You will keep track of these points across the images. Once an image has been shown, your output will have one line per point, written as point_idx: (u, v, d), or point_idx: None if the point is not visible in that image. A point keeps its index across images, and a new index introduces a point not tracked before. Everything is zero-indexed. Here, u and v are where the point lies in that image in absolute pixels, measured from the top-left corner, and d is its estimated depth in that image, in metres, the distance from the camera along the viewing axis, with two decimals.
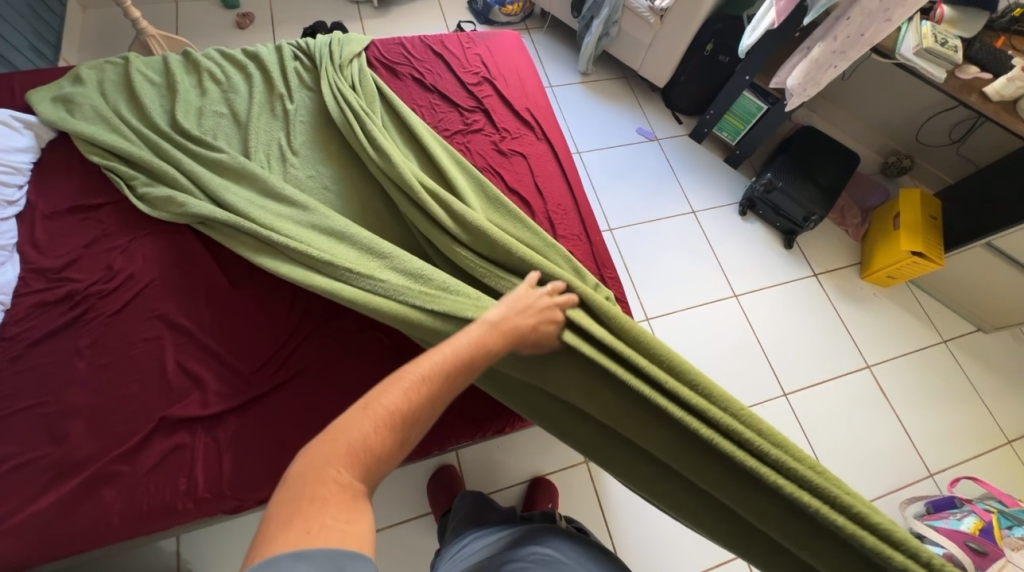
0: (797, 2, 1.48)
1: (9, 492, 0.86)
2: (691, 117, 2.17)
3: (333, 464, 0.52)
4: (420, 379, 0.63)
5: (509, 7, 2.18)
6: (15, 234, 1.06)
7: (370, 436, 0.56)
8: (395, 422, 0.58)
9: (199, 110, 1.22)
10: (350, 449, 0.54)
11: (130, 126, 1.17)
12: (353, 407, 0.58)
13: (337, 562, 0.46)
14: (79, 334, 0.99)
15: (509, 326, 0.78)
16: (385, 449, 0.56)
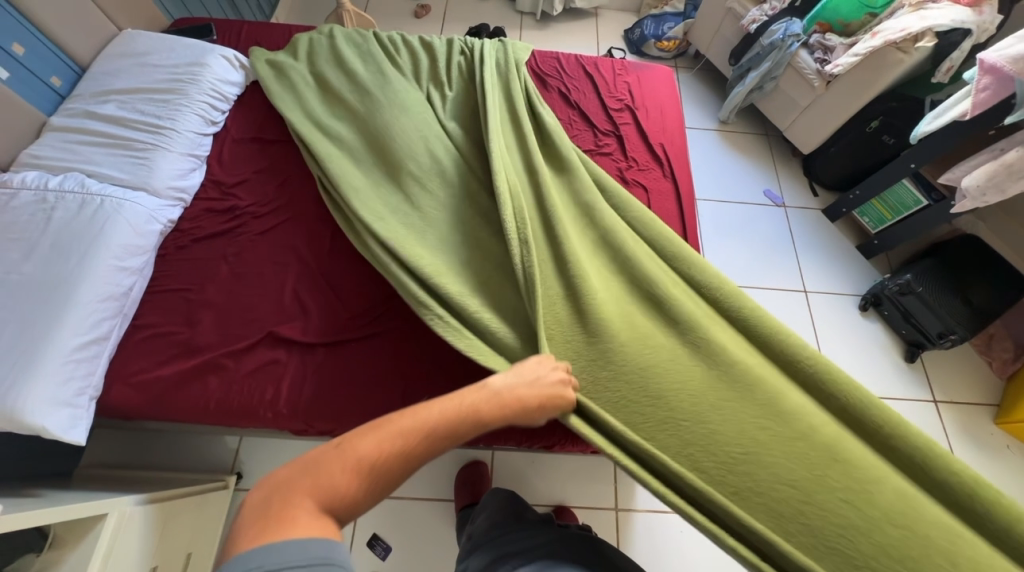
0: (1001, 98, 1.30)
1: (145, 353, 1.03)
2: (829, 192, 2.01)
3: (332, 474, 0.59)
4: (408, 429, 0.64)
5: (664, 43, 2.20)
6: (209, 149, 1.26)
7: (359, 464, 0.61)
8: (372, 466, 0.61)
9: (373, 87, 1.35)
10: (349, 468, 0.60)
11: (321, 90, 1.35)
12: (332, 445, 0.62)
13: (317, 555, 0.54)
14: (230, 243, 1.17)
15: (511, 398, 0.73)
16: (358, 489, 0.60)
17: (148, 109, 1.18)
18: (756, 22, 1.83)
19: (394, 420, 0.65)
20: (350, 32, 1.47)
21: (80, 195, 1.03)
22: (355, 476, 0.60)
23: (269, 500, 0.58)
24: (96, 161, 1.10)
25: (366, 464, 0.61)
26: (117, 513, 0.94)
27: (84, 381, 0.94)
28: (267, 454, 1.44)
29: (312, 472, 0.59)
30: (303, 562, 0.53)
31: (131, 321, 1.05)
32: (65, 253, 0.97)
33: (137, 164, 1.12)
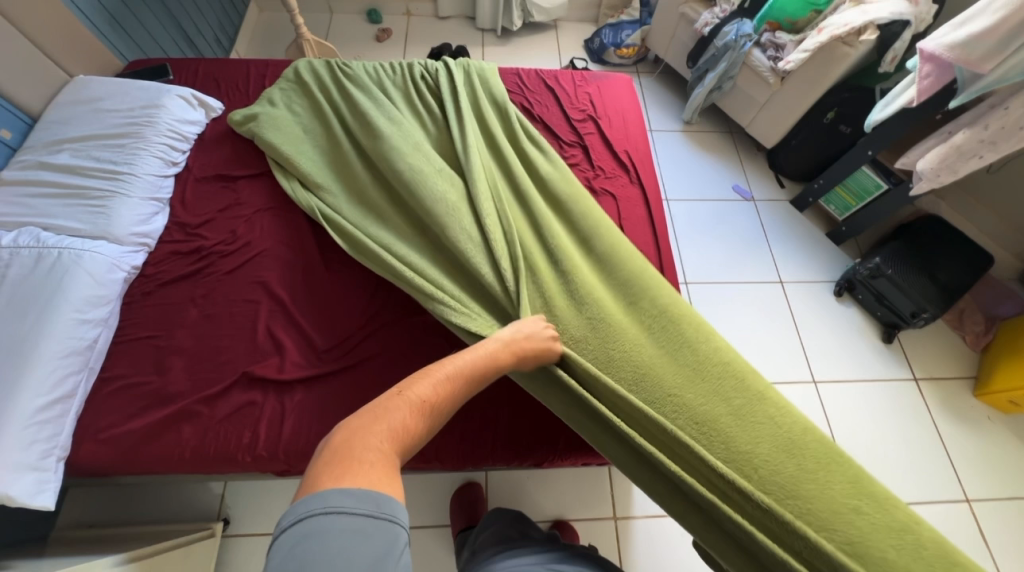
0: (945, 85, 1.36)
1: (115, 406, 1.00)
2: (795, 183, 2.06)
3: (398, 413, 0.63)
4: (448, 376, 0.73)
5: (624, 51, 2.25)
6: (171, 190, 1.25)
7: (425, 396, 0.68)
8: (424, 408, 0.67)
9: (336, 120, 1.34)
10: (413, 406, 0.66)
11: (298, 129, 1.34)
12: (390, 392, 0.67)
13: (379, 502, 0.53)
14: (197, 285, 1.14)
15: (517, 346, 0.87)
16: (415, 434, 0.64)
17: (104, 155, 1.16)
18: (709, 25, 1.89)
19: (438, 368, 0.74)
20: (317, 65, 1.46)
21: (35, 250, 1.00)
22: (419, 416, 0.65)
23: (339, 445, 0.58)
24: (51, 212, 1.07)
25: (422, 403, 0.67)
26: None
27: (50, 442, 0.90)
28: (255, 496, 1.40)
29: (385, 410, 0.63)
30: (367, 505, 0.52)
31: (97, 374, 1.02)
32: (22, 310, 0.94)
33: (95, 212, 1.09)
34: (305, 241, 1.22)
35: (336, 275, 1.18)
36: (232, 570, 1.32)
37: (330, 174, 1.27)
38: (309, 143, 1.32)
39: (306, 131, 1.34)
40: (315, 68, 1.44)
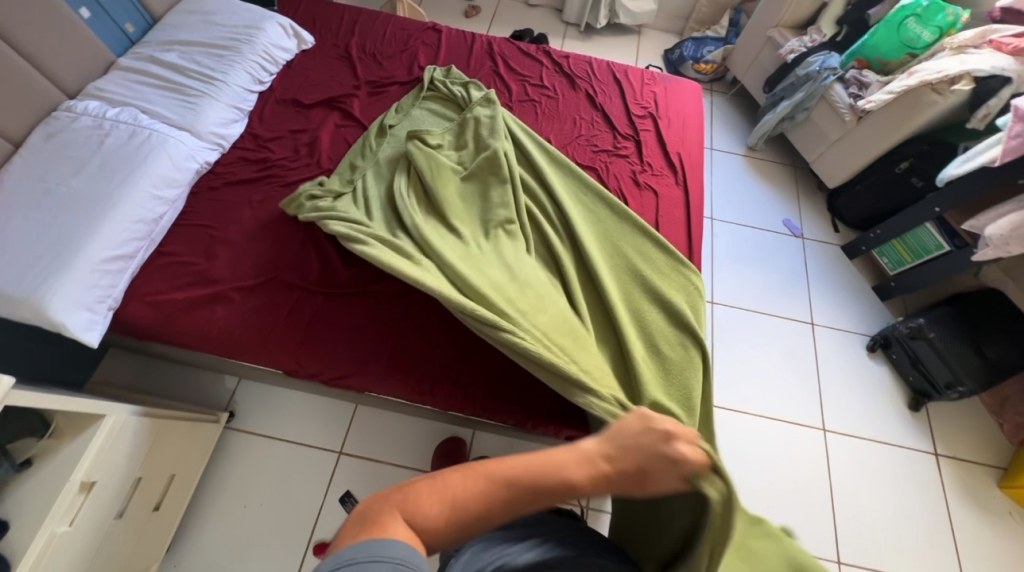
0: None
1: (165, 277, 1.11)
2: (851, 230, 1.98)
3: (422, 503, 0.55)
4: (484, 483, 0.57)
5: (702, 65, 2.23)
6: (252, 105, 1.36)
7: (469, 490, 0.57)
8: (451, 509, 0.55)
9: (386, 133, 1.33)
10: (444, 498, 0.56)
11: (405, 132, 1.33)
12: (424, 476, 0.57)
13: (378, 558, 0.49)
14: (256, 191, 1.25)
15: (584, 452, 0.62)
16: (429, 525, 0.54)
17: (204, 61, 1.29)
18: (794, 52, 1.86)
19: (491, 461, 0.59)
20: (448, 67, 1.49)
21: (131, 126, 1.13)
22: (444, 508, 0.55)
23: (366, 512, 0.54)
24: (149, 99, 1.20)
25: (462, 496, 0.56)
26: (115, 417, 1.01)
27: (106, 291, 1.01)
28: (263, 399, 1.51)
29: (422, 499, 0.55)
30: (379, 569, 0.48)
31: (156, 246, 1.13)
32: (110, 175, 1.06)
33: (185, 106, 1.21)
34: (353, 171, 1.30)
35: None
36: (229, 458, 1.42)
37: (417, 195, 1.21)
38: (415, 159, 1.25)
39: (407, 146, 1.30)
40: (442, 76, 1.47)
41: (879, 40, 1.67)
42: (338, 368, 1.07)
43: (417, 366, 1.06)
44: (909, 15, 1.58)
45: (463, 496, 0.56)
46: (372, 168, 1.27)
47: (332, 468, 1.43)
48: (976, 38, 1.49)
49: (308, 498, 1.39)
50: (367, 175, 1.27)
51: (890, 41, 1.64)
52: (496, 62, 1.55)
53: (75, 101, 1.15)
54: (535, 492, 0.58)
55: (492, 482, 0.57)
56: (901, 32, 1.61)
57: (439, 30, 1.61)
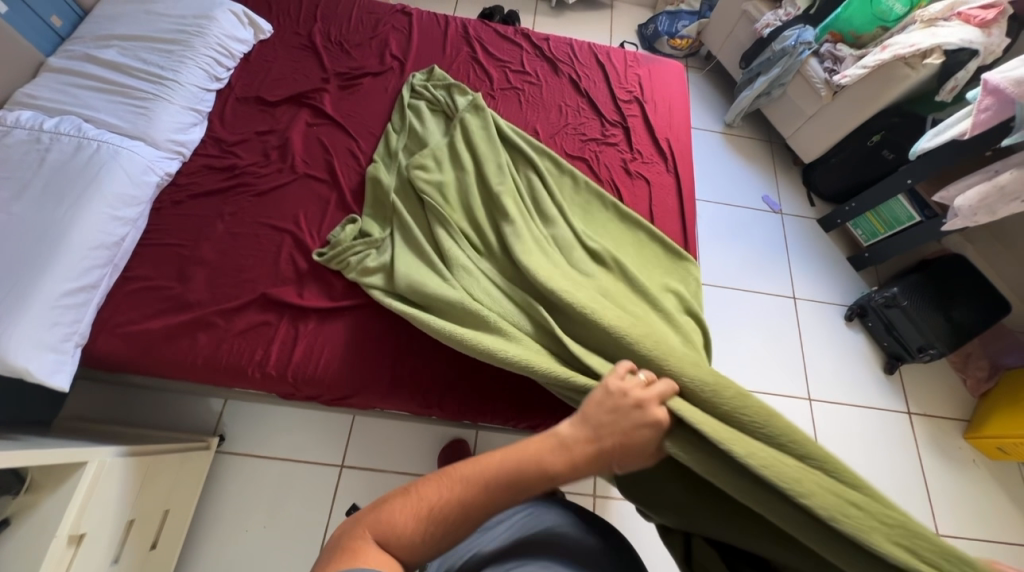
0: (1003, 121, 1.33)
1: (135, 305, 1.02)
2: (826, 203, 2.04)
3: (398, 514, 0.58)
4: (457, 485, 0.60)
5: (677, 41, 2.19)
6: (211, 105, 1.24)
7: (442, 496, 0.60)
8: (426, 515, 0.58)
9: (388, 153, 1.23)
10: (417, 506, 0.59)
11: (401, 156, 1.22)
12: (397, 490, 0.60)
13: None
14: (227, 202, 1.15)
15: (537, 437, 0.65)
16: (405, 534, 0.57)
17: (150, 58, 1.15)
18: (769, 27, 1.85)
19: (459, 468, 0.63)
20: (428, 68, 1.37)
21: (76, 138, 1.01)
22: (417, 519, 0.58)
23: (342, 533, 0.57)
24: (92, 105, 1.07)
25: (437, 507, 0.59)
26: (98, 461, 0.94)
27: (71, 327, 0.92)
28: (254, 418, 1.44)
29: (392, 512, 0.58)
30: None
31: (120, 272, 1.03)
32: (58, 196, 0.95)
33: (134, 111, 1.09)
34: (335, 174, 1.21)
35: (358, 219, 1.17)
36: (225, 482, 1.37)
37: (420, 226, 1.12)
38: (418, 190, 1.16)
39: (401, 174, 1.19)
40: (423, 79, 1.36)
41: (853, 13, 1.67)
42: (340, 388, 1.02)
43: (422, 380, 1.03)
44: None
45: (437, 505, 0.59)
46: (380, 195, 1.18)
47: (335, 482, 1.39)
48: (946, 10, 1.51)
49: (313, 515, 1.35)
50: (374, 201, 1.18)
51: (863, 14, 1.65)
52: (473, 48, 1.47)
53: (4, 111, 1.01)
54: (504, 482, 0.61)
55: (463, 484, 0.60)
56: (874, 5, 1.61)
57: (409, 13, 1.50)
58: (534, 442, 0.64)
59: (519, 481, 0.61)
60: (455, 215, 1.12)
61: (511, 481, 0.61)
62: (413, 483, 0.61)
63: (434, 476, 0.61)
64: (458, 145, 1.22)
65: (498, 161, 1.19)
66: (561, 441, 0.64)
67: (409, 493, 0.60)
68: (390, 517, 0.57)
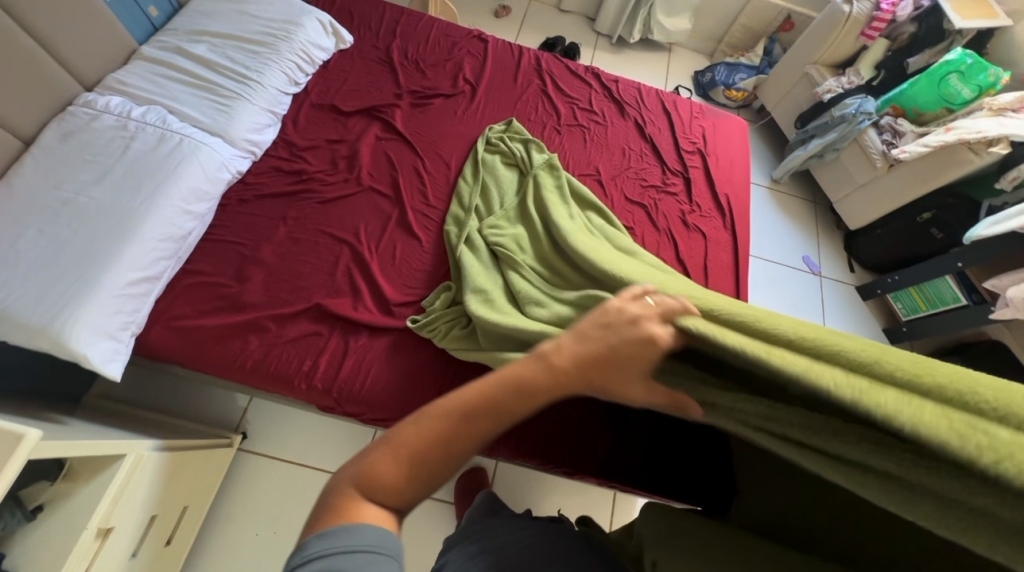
0: None
1: (192, 299, 1.02)
2: (865, 271, 2.03)
3: (379, 465, 0.49)
4: (439, 419, 0.51)
5: (733, 92, 2.21)
6: (287, 108, 1.26)
7: (422, 436, 0.50)
8: (407, 461, 0.50)
9: (468, 208, 1.22)
10: (399, 452, 0.50)
11: (471, 214, 1.20)
12: (375, 439, 0.51)
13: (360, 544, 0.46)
14: (291, 207, 1.16)
15: (532, 362, 0.54)
16: (391, 485, 0.49)
17: (238, 57, 1.18)
18: (830, 92, 1.85)
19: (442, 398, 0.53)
20: (507, 120, 1.38)
21: (160, 129, 1.02)
22: (398, 465, 0.49)
23: (323, 501, 0.49)
24: (178, 97, 1.09)
25: (422, 453, 0.50)
26: (136, 455, 0.93)
27: (130, 316, 0.92)
28: (277, 418, 1.43)
29: (373, 467, 0.49)
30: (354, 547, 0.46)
31: (181, 264, 1.04)
32: (137, 185, 0.96)
33: (217, 108, 1.11)
34: (398, 192, 1.22)
35: (419, 241, 1.18)
36: (240, 481, 1.35)
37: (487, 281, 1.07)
38: (488, 249, 1.14)
39: (471, 232, 1.18)
40: (501, 129, 1.36)
41: (919, 90, 1.68)
42: (382, 411, 1.01)
43: None
44: (953, 71, 1.59)
45: (421, 447, 0.50)
46: (459, 251, 1.14)
47: None
48: (1016, 101, 1.53)
49: None
50: (457, 259, 1.14)
51: (930, 93, 1.66)
52: (544, 81, 1.49)
53: (95, 95, 1.03)
54: (490, 411, 0.51)
55: (444, 422, 0.51)
56: (942, 86, 1.62)
57: (484, 39, 1.53)
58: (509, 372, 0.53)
59: (511, 409, 0.52)
60: (529, 270, 1.08)
61: (498, 411, 0.51)
62: (393, 435, 0.51)
63: (414, 421, 0.51)
64: (530, 203, 1.21)
65: (571, 219, 1.16)
66: (549, 363, 0.54)
67: (393, 443, 0.51)
68: (374, 469, 0.49)
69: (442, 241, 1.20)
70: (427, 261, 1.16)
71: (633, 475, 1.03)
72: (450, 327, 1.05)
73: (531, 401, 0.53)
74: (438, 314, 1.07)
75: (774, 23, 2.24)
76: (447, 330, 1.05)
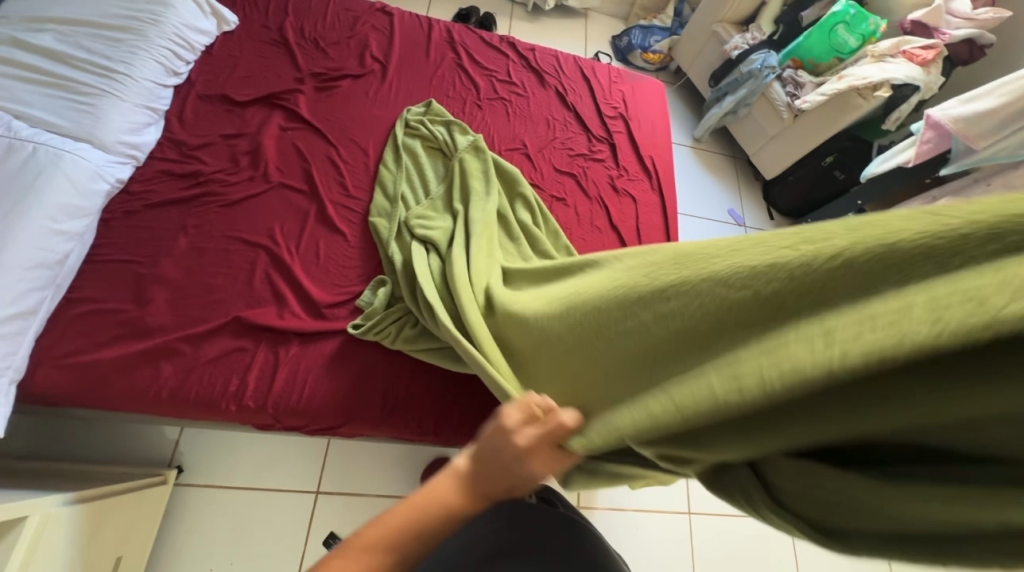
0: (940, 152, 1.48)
1: (83, 331, 0.89)
2: (783, 217, 2.18)
3: None
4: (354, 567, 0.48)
5: (650, 55, 2.25)
6: (168, 103, 1.11)
7: None
8: None
9: (393, 198, 1.15)
10: None
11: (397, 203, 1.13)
12: None
13: None
14: (191, 213, 1.04)
15: (443, 487, 0.53)
16: None
17: (95, 46, 1.01)
18: (737, 49, 1.92)
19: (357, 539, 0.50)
20: (426, 102, 1.30)
21: (5, 139, 0.86)
22: None
23: None
24: (23, 99, 0.92)
25: None
26: (41, 514, 0.81)
27: (3, 361, 0.79)
28: (216, 444, 1.32)
29: None
30: None
31: (63, 293, 0.90)
32: None
33: (77, 108, 0.95)
34: (314, 185, 1.13)
35: (344, 236, 1.11)
36: (183, 518, 1.24)
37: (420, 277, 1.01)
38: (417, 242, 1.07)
39: (401, 222, 1.11)
40: (420, 112, 1.28)
41: (813, 42, 1.79)
42: (326, 419, 0.96)
43: (417, 407, 0.98)
44: (840, 22, 1.71)
45: (374, 561, 0.49)
46: (389, 247, 1.08)
47: (311, 511, 1.31)
48: (892, 48, 1.66)
49: (286, 549, 1.26)
50: (389, 255, 1.07)
51: (822, 44, 1.77)
52: (458, 53, 1.42)
53: None
54: (404, 544, 0.50)
55: (395, 535, 0.50)
56: (832, 37, 1.74)
57: (389, 12, 1.43)
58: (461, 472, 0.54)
59: (427, 537, 0.51)
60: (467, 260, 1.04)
61: (448, 508, 0.52)
62: (338, 553, 0.49)
63: (362, 535, 0.50)
64: (457, 192, 1.15)
65: (492, 213, 1.11)
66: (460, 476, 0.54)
67: (341, 559, 0.49)
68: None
69: (369, 235, 1.12)
70: (355, 257, 1.09)
71: None
72: (393, 327, 0.99)
73: (445, 528, 0.52)
74: (378, 316, 1.00)
75: None
76: (391, 331, 0.99)
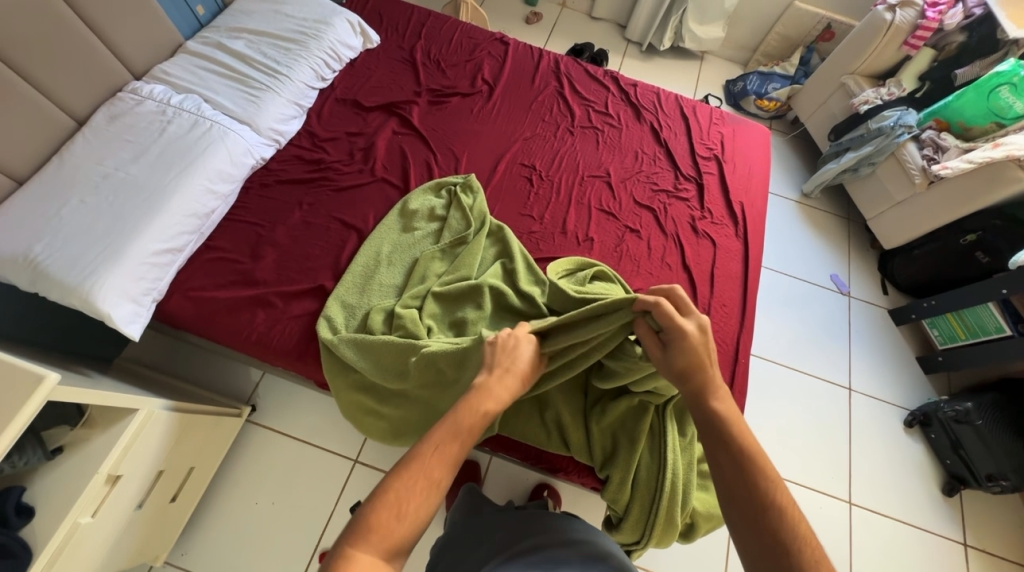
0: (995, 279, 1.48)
1: (208, 273, 1.10)
2: (900, 293, 1.89)
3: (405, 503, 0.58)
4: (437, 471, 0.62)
5: (765, 102, 2.15)
6: (312, 102, 1.34)
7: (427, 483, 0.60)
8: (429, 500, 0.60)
9: (458, 210, 1.21)
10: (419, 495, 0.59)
11: (588, 270, 1.07)
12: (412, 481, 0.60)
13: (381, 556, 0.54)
14: (308, 193, 1.22)
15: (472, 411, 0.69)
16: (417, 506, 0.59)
17: (271, 53, 1.27)
18: (868, 103, 1.76)
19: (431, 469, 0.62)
20: (522, 126, 1.40)
21: (194, 116, 1.12)
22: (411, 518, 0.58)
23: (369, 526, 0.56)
24: (213, 88, 1.19)
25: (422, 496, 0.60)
26: (147, 411, 0.99)
27: (153, 283, 1.00)
28: (284, 396, 1.50)
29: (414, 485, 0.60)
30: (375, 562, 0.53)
31: (204, 240, 1.12)
32: (170, 163, 1.05)
33: (247, 98, 1.20)
34: (409, 182, 1.27)
35: None
36: (247, 452, 1.42)
37: (475, 292, 1.06)
38: (488, 256, 1.15)
39: (459, 240, 1.16)
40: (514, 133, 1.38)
41: (966, 103, 1.58)
42: (373, 396, 1.01)
43: None
44: (1004, 82, 1.50)
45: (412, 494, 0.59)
46: (453, 253, 1.15)
47: (345, 479, 1.41)
48: None
49: (317, 505, 1.37)
50: (446, 260, 1.14)
51: (977, 105, 1.56)
52: (562, 83, 1.51)
53: (141, 83, 1.15)
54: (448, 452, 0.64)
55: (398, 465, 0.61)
56: (991, 99, 1.52)
57: (506, 42, 1.58)
58: (442, 432, 0.66)
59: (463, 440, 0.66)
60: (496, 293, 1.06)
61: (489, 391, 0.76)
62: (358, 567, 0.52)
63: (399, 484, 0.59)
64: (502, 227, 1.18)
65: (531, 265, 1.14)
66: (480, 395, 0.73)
67: (373, 533, 0.55)
68: (372, 525, 0.56)
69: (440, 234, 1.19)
70: (413, 258, 1.15)
71: (588, 478, 1.08)
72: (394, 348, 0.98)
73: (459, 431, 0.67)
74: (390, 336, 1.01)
75: (813, 32, 2.18)
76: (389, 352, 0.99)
